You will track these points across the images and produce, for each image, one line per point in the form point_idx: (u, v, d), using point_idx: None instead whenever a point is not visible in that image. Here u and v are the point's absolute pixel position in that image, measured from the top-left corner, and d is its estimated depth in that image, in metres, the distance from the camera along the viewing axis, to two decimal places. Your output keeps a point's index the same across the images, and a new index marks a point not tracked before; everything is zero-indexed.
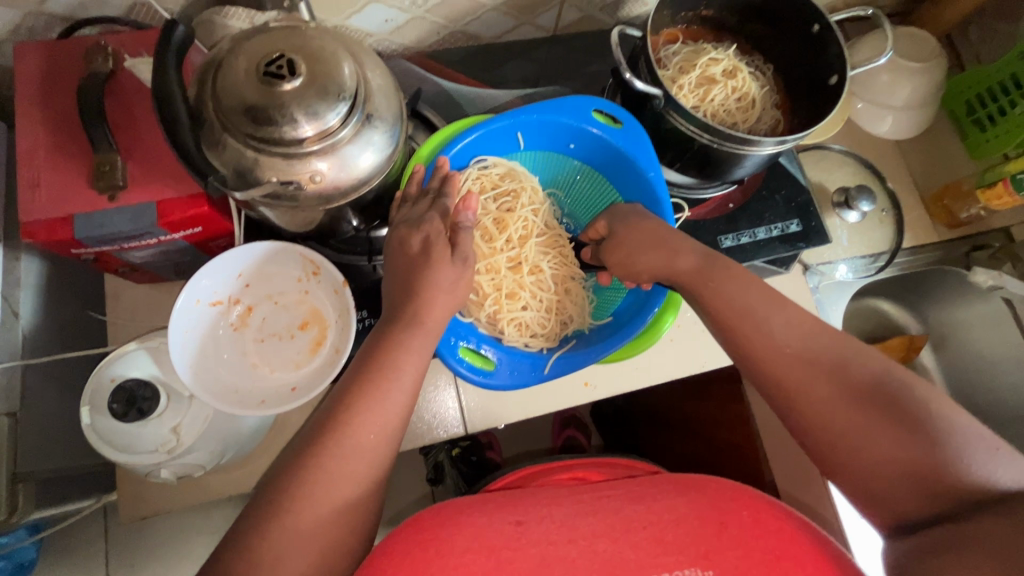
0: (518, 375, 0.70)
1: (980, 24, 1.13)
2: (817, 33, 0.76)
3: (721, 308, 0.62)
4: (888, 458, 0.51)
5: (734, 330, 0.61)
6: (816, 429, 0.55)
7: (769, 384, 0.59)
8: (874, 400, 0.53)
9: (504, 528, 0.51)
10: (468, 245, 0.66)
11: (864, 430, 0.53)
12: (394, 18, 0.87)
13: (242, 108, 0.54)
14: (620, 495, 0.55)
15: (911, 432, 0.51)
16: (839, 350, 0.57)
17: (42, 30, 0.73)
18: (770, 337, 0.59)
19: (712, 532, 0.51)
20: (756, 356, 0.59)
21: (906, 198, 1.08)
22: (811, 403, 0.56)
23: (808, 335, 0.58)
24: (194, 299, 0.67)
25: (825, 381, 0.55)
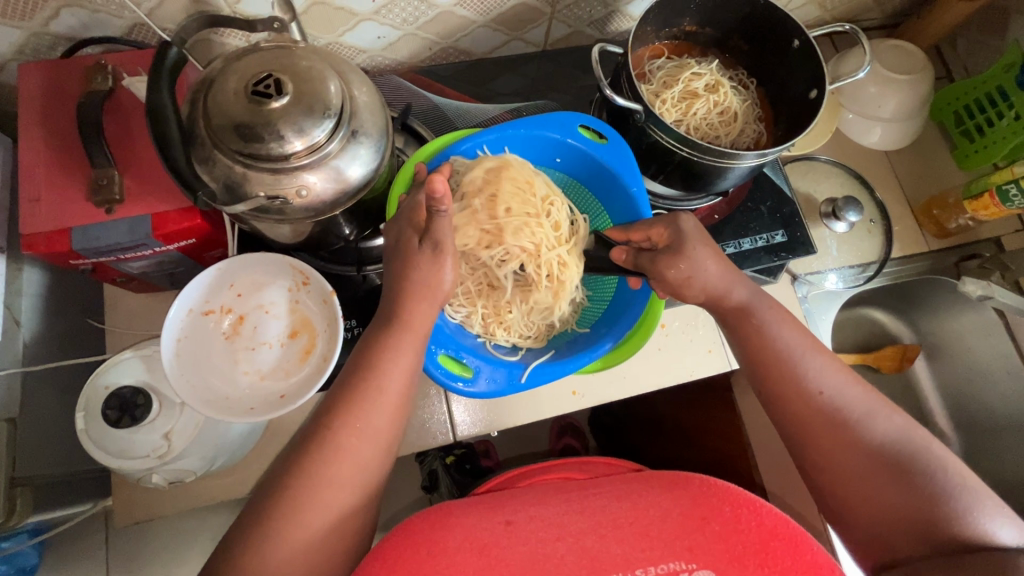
0: (495, 382, 0.70)
1: (967, 36, 1.15)
2: (797, 49, 0.77)
3: (754, 339, 0.67)
4: (891, 507, 0.57)
5: (766, 361, 0.66)
6: (829, 468, 0.61)
7: (792, 421, 0.64)
8: (890, 455, 0.59)
9: (495, 527, 0.52)
10: (445, 229, 0.61)
11: (875, 480, 0.58)
12: (387, 35, 0.89)
13: (231, 125, 0.57)
14: (606, 492, 0.56)
15: (918, 487, 0.57)
16: (867, 403, 0.62)
17: (46, 49, 0.76)
18: (805, 381, 0.63)
19: (695, 527, 0.52)
20: (783, 397, 0.64)
21: (895, 208, 1.09)
22: (831, 447, 0.61)
23: (840, 385, 0.63)
24: (185, 307, 0.69)
25: (848, 429, 0.61)
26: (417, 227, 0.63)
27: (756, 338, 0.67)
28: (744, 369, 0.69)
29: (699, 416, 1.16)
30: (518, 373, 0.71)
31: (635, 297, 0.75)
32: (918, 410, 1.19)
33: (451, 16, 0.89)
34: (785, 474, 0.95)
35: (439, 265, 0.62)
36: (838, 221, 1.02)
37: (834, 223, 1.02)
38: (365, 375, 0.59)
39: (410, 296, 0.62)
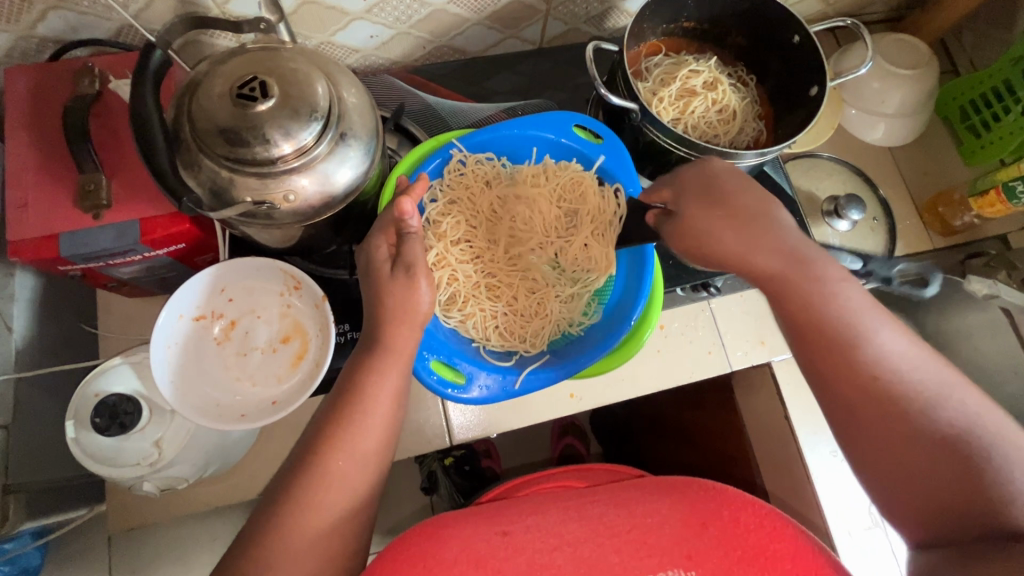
0: (488, 389, 0.69)
1: (974, 29, 1.12)
2: (797, 45, 0.76)
3: (803, 310, 0.59)
4: (943, 493, 0.51)
5: (814, 327, 0.58)
6: (876, 447, 0.55)
7: (838, 396, 0.58)
8: (953, 437, 0.52)
9: (492, 538, 0.51)
10: (415, 252, 0.63)
11: (931, 460, 0.52)
12: (379, 34, 0.88)
13: (216, 130, 0.56)
14: (605, 500, 0.55)
15: (981, 473, 0.49)
16: (934, 379, 0.55)
17: (34, 52, 0.75)
18: (863, 350, 0.56)
19: (694, 533, 0.50)
20: (833, 371, 0.57)
21: (898, 206, 1.07)
22: (881, 426, 0.54)
23: (900, 357, 0.56)
24: (177, 314, 0.68)
25: (905, 406, 0.54)
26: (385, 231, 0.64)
27: (809, 307, 0.58)
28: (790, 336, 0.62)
29: (701, 417, 1.15)
30: (512, 379, 0.70)
31: (633, 298, 0.73)
32: None
33: (445, 14, 0.87)
34: (786, 476, 0.94)
35: (414, 288, 0.62)
36: (840, 220, 0.99)
37: (836, 221, 1.00)
38: (363, 379, 0.60)
39: (406, 303, 0.62)
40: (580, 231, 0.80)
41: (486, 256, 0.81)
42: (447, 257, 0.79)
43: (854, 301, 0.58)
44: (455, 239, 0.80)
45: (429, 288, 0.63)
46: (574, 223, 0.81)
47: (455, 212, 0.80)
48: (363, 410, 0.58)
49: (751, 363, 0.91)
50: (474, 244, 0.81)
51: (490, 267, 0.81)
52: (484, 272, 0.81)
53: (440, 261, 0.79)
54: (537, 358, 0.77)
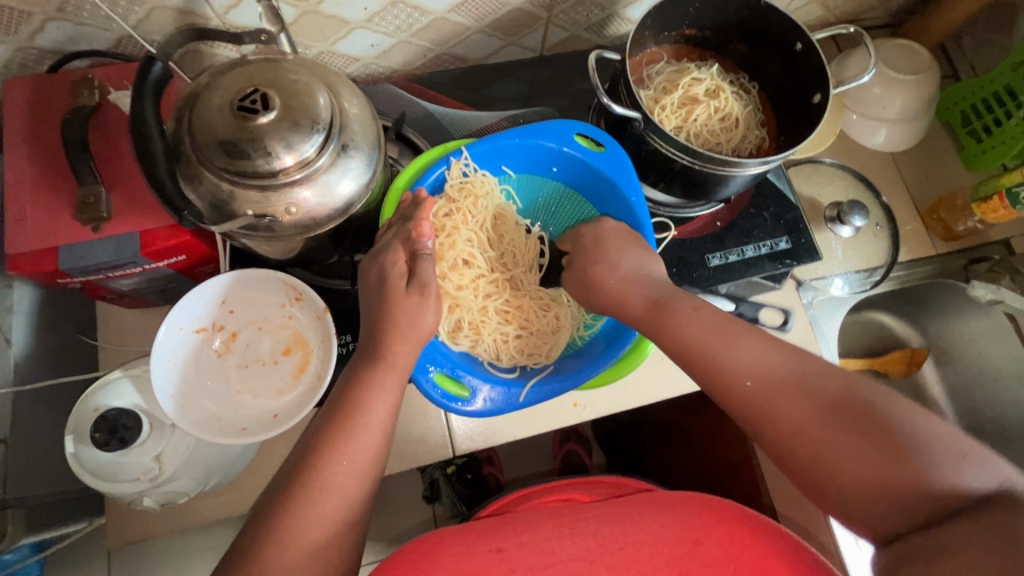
0: (493, 401, 0.69)
1: (973, 34, 1.13)
2: (799, 52, 0.75)
3: (686, 342, 0.62)
4: (862, 474, 0.51)
5: (695, 362, 0.61)
6: (789, 450, 0.55)
7: (741, 416, 0.59)
8: (844, 416, 0.53)
9: (484, 556, 0.50)
10: (429, 273, 0.65)
11: (839, 444, 0.52)
12: (380, 42, 0.88)
13: (217, 143, 0.55)
14: (597, 517, 0.54)
15: (880, 444, 0.51)
16: (801, 370, 0.57)
17: (33, 63, 0.75)
18: (729, 368, 0.59)
19: (687, 550, 0.50)
20: (724, 386, 0.59)
21: (900, 211, 1.07)
22: (785, 428, 0.55)
23: (764, 356, 0.58)
24: (177, 327, 0.67)
25: (798, 401, 0.55)
26: (405, 236, 0.64)
27: (688, 332, 0.62)
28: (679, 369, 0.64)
29: (703, 423, 1.14)
30: (516, 392, 0.69)
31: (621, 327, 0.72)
32: None
33: (445, 22, 0.87)
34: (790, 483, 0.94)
35: (417, 304, 0.63)
36: (843, 226, 0.99)
37: (839, 228, 0.99)
38: (364, 390, 0.59)
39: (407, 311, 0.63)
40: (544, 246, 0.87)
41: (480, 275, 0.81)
42: (448, 278, 0.79)
43: (709, 319, 0.63)
44: (449, 258, 0.79)
45: (437, 310, 0.64)
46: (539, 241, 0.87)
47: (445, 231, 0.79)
48: (359, 422, 0.58)
49: None
50: (468, 265, 0.81)
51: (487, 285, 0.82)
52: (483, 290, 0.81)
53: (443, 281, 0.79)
54: (542, 369, 0.77)
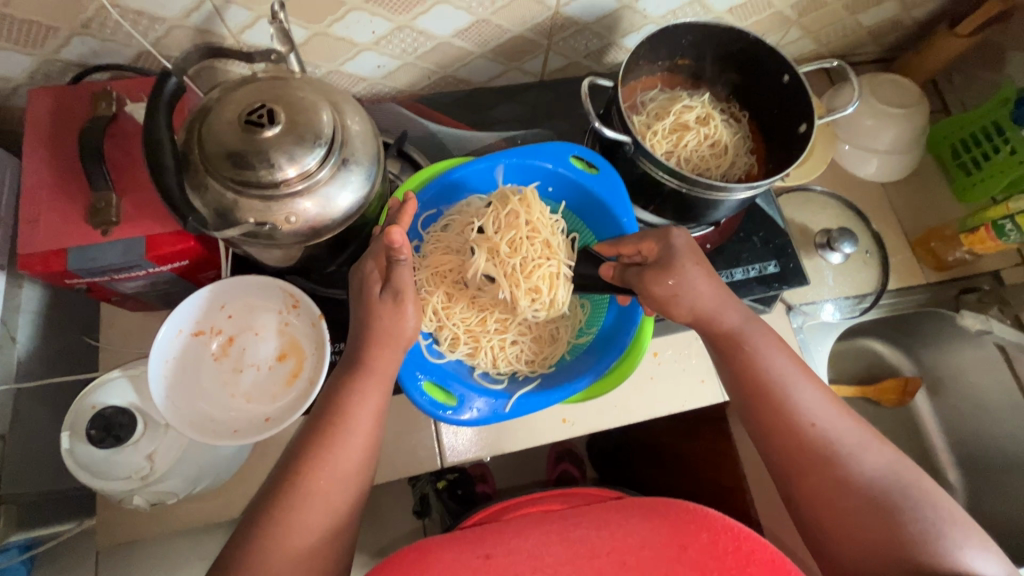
0: (480, 412, 0.69)
1: (963, 72, 1.16)
2: (787, 84, 0.79)
3: (747, 375, 0.67)
4: (878, 542, 0.57)
5: (759, 398, 0.66)
6: (817, 499, 0.61)
7: (782, 454, 0.64)
8: (878, 487, 0.59)
9: (472, 561, 0.51)
10: (405, 277, 0.63)
11: (864, 508, 0.58)
12: (386, 64, 0.92)
13: (225, 154, 0.58)
14: (586, 522, 0.54)
15: (904, 520, 0.57)
16: (860, 435, 0.63)
17: (57, 74, 0.79)
18: (796, 411, 0.64)
19: (673, 554, 0.51)
20: (776, 428, 0.64)
21: (891, 240, 1.08)
22: (821, 480, 0.61)
23: (823, 416, 0.64)
24: (175, 329, 0.70)
25: (842, 461, 0.61)
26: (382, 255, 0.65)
27: (754, 372, 0.66)
28: (736, 401, 0.69)
29: (695, 446, 1.14)
30: (502, 403, 0.69)
31: (615, 333, 0.75)
32: (918, 448, 1.17)
33: (449, 46, 0.91)
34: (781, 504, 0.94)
35: (402, 321, 0.64)
36: (833, 252, 1.01)
37: (829, 254, 1.01)
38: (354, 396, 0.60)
39: (396, 318, 0.63)
40: (551, 253, 0.77)
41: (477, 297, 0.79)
42: (448, 293, 0.79)
43: (768, 367, 0.66)
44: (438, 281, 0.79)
45: (414, 325, 0.65)
46: (550, 247, 0.77)
47: (428, 265, 0.79)
48: (348, 426, 0.60)
49: None
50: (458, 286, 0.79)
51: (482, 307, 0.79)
52: (478, 311, 0.79)
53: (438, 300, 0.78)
54: (530, 381, 0.77)
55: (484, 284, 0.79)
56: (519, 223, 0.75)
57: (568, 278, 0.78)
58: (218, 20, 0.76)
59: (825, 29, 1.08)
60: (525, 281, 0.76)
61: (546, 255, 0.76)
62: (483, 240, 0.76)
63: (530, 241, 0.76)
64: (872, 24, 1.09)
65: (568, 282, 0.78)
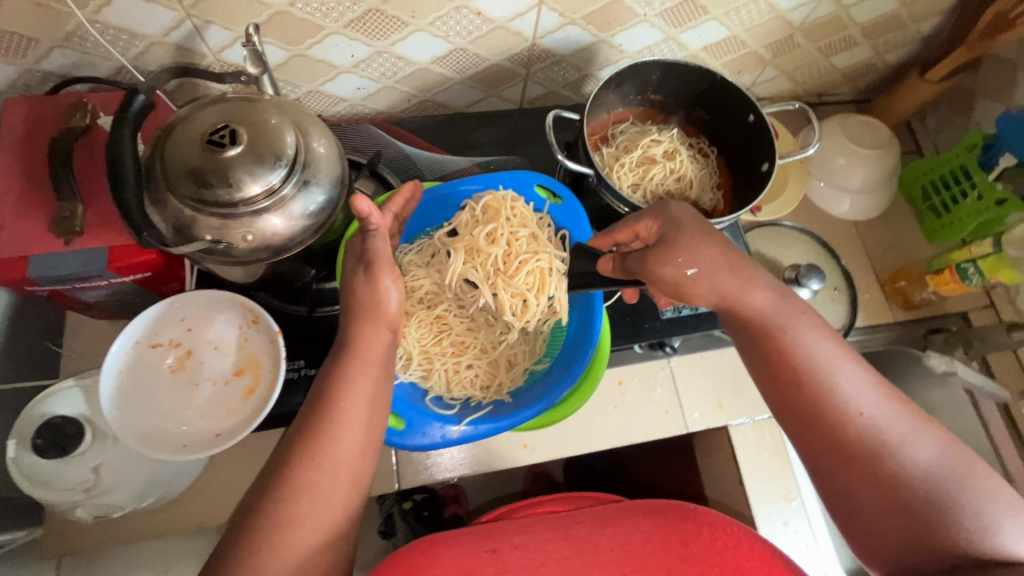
0: (426, 438, 0.69)
1: (935, 115, 1.19)
2: (752, 123, 0.81)
3: (783, 363, 0.61)
4: (930, 529, 0.54)
5: (798, 383, 0.60)
6: (858, 488, 0.57)
7: (822, 444, 0.59)
8: (928, 476, 0.55)
9: (481, 555, 0.62)
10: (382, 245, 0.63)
11: (914, 494, 0.55)
12: (366, 86, 0.93)
13: (186, 172, 0.59)
14: (588, 521, 0.67)
15: (959, 507, 0.54)
16: (910, 421, 0.57)
17: (37, 83, 0.80)
18: (841, 401, 0.58)
19: (677, 550, 0.62)
20: (817, 415, 0.59)
21: (860, 278, 1.10)
22: (865, 470, 0.56)
23: (871, 400, 0.58)
24: (132, 340, 0.71)
25: (891, 449, 0.56)
26: (354, 255, 0.65)
27: (794, 357, 0.60)
28: (770, 385, 0.63)
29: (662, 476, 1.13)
30: (451, 428, 0.70)
31: (566, 367, 0.75)
32: None
33: (429, 72, 0.93)
34: None
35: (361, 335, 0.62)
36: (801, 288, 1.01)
37: (796, 290, 1.01)
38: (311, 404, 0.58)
39: (367, 325, 0.62)
40: (536, 249, 0.76)
41: (441, 316, 0.81)
42: (417, 310, 0.80)
43: (811, 350, 0.60)
44: (409, 296, 0.80)
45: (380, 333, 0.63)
46: (535, 243, 0.77)
47: (408, 276, 0.80)
48: (330, 426, 0.56)
49: (707, 426, 0.93)
50: (418, 307, 0.80)
51: (444, 329, 0.81)
52: (439, 332, 0.80)
53: (408, 313, 0.79)
54: (481, 408, 0.76)
55: (466, 286, 0.78)
56: (502, 217, 0.75)
57: (559, 272, 0.77)
58: (198, 38, 0.78)
59: (800, 70, 1.10)
60: (510, 277, 0.75)
61: (532, 251, 0.76)
62: (460, 240, 0.76)
63: (513, 237, 0.76)
64: (846, 67, 1.12)
65: (561, 277, 0.77)
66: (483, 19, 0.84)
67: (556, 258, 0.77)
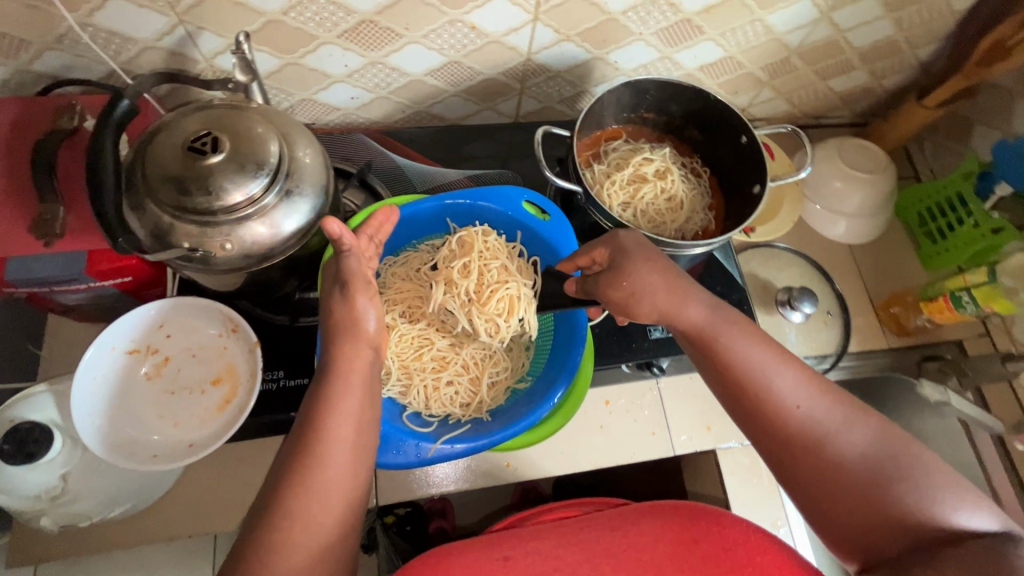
0: (402, 454, 0.68)
1: (933, 141, 1.18)
2: (745, 144, 0.80)
3: (725, 364, 0.59)
4: (876, 511, 0.53)
5: (738, 382, 0.59)
6: (806, 482, 0.56)
7: (764, 442, 0.58)
8: (868, 460, 0.54)
9: (493, 563, 0.59)
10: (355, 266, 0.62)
11: (857, 479, 0.54)
12: (360, 96, 0.93)
13: (166, 179, 0.59)
14: (600, 525, 0.64)
15: (901, 487, 0.53)
16: (846, 407, 0.57)
17: (28, 84, 0.79)
18: (777, 398, 0.57)
19: (687, 549, 0.61)
20: (759, 414, 0.58)
21: (854, 302, 1.08)
22: (808, 462, 0.55)
23: (808, 392, 0.57)
24: (108, 346, 0.70)
25: (830, 440, 0.55)
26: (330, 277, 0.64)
27: (731, 357, 0.59)
28: (713, 386, 0.62)
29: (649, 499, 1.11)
30: (426, 447, 0.68)
31: (546, 389, 0.73)
32: None
33: (423, 84, 0.93)
34: None
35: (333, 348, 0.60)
36: (793, 311, 1.01)
37: (789, 313, 1.01)
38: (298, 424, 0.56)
39: (346, 344, 0.60)
40: (507, 278, 0.77)
41: (424, 329, 0.80)
42: (398, 325, 0.79)
43: (746, 346, 0.59)
44: (390, 308, 0.79)
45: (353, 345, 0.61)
46: (505, 273, 0.77)
47: (390, 290, 0.81)
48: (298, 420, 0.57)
49: (694, 450, 0.91)
50: (399, 320, 0.79)
51: (426, 343, 0.80)
52: (421, 346, 0.80)
53: (390, 326, 0.79)
54: (460, 425, 0.75)
55: (443, 315, 0.79)
56: (476, 250, 0.77)
57: (528, 298, 0.77)
58: (191, 43, 0.78)
59: (798, 92, 1.10)
60: (483, 303, 0.76)
61: (503, 279, 0.77)
62: (439, 273, 0.77)
63: (486, 267, 0.77)
64: (844, 90, 1.11)
65: (531, 302, 0.77)
66: (477, 33, 0.84)
67: (525, 286, 0.78)
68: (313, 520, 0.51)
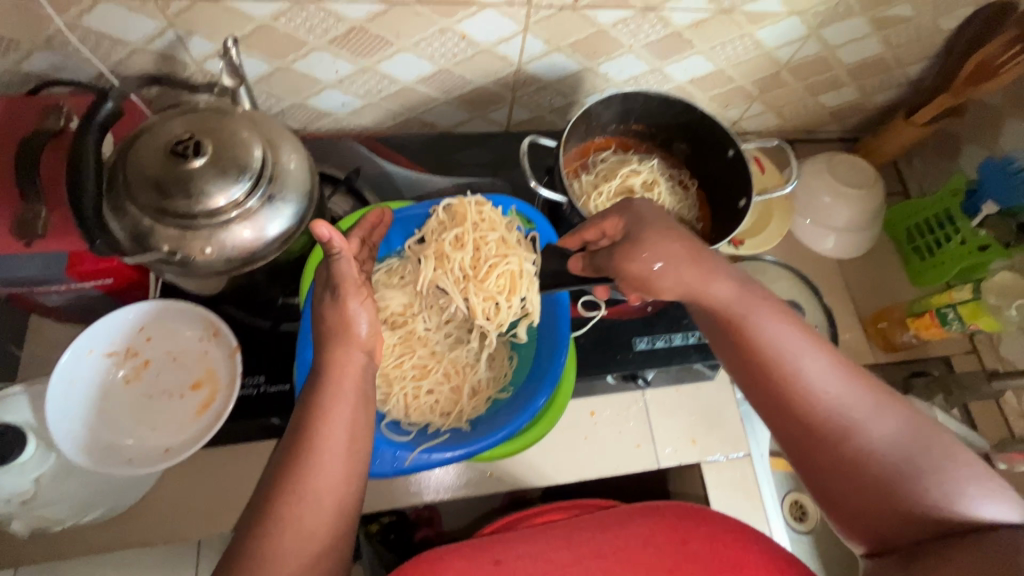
0: (378, 463, 0.67)
1: (923, 157, 1.19)
2: (732, 158, 0.80)
3: (750, 349, 0.59)
4: (898, 498, 0.52)
5: (762, 367, 0.58)
6: (829, 467, 0.55)
7: (788, 426, 0.57)
8: (894, 449, 0.54)
9: (484, 565, 0.58)
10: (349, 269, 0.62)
11: (881, 467, 0.53)
12: (350, 102, 0.93)
13: (147, 182, 0.59)
14: (591, 527, 0.63)
15: (927, 477, 0.52)
16: (875, 394, 0.56)
17: (17, 84, 0.79)
18: (805, 381, 0.56)
19: (677, 549, 0.60)
20: (784, 398, 0.57)
21: (842, 317, 1.08)
22: (834, 448, 0.55)
23: (836, 379, 0.56)
24: (86, 349, 0.69)
25: (857, 428, 0.54)
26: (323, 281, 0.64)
27: (757, 342, 0.58)
28: (738, 369, 0.61)
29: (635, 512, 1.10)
30: (402, 456, 0.67)
31: (528, 396, 0.73)
32: None
33: (414, 91, 0.93)
34: None
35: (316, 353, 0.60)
36: None
37: None
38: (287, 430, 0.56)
39: (324, 351, 0.60)
40: (504, 252, 0.76)
41: (409, 332, 0.81)
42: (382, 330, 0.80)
43: (774, 332, 0.58)
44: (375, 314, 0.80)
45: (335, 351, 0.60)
46: (502, 245, 0.76)
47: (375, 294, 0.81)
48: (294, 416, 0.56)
49: (678, 462, 0.90)
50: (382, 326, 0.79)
51: (409, 348, 0.80)
52: (403, 352, 0.80)
53: None
54: (439, 435, 0.74)
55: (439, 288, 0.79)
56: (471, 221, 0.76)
57: (530, 275, 0.76)
58: (181, 47, 0.78)
59: (788, 107, 1.11)
60: (479, 279, 0.75)
61: (502, 253, 0.76)
62: (430, 247, 0.76)
63: (482, 240, 0.76)
64: (834, 106, 1.12)
65: (533, 277, 0.76)
66: (468, 42, 0.84)
67: (526, 260, 0.77)
68: (288, 530, 0.51)
